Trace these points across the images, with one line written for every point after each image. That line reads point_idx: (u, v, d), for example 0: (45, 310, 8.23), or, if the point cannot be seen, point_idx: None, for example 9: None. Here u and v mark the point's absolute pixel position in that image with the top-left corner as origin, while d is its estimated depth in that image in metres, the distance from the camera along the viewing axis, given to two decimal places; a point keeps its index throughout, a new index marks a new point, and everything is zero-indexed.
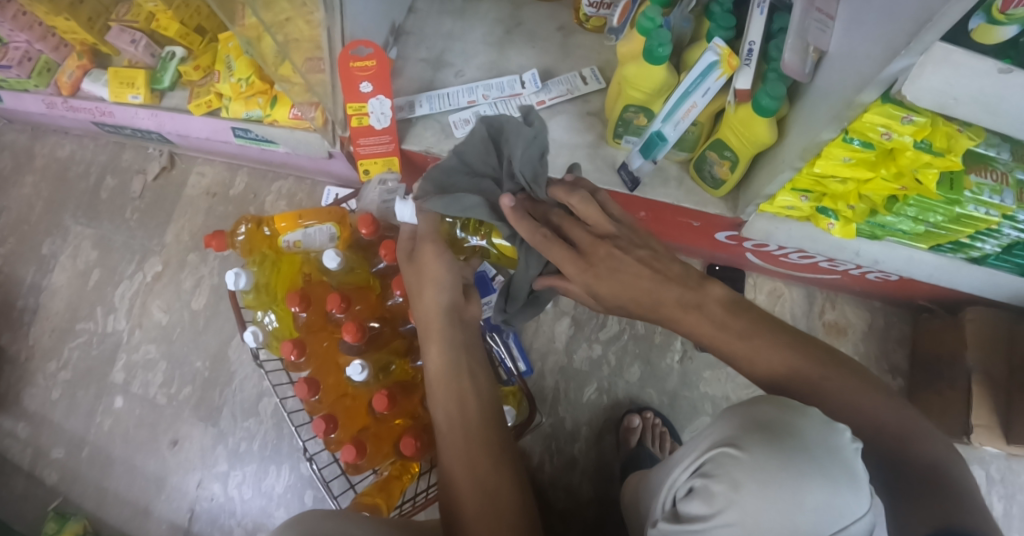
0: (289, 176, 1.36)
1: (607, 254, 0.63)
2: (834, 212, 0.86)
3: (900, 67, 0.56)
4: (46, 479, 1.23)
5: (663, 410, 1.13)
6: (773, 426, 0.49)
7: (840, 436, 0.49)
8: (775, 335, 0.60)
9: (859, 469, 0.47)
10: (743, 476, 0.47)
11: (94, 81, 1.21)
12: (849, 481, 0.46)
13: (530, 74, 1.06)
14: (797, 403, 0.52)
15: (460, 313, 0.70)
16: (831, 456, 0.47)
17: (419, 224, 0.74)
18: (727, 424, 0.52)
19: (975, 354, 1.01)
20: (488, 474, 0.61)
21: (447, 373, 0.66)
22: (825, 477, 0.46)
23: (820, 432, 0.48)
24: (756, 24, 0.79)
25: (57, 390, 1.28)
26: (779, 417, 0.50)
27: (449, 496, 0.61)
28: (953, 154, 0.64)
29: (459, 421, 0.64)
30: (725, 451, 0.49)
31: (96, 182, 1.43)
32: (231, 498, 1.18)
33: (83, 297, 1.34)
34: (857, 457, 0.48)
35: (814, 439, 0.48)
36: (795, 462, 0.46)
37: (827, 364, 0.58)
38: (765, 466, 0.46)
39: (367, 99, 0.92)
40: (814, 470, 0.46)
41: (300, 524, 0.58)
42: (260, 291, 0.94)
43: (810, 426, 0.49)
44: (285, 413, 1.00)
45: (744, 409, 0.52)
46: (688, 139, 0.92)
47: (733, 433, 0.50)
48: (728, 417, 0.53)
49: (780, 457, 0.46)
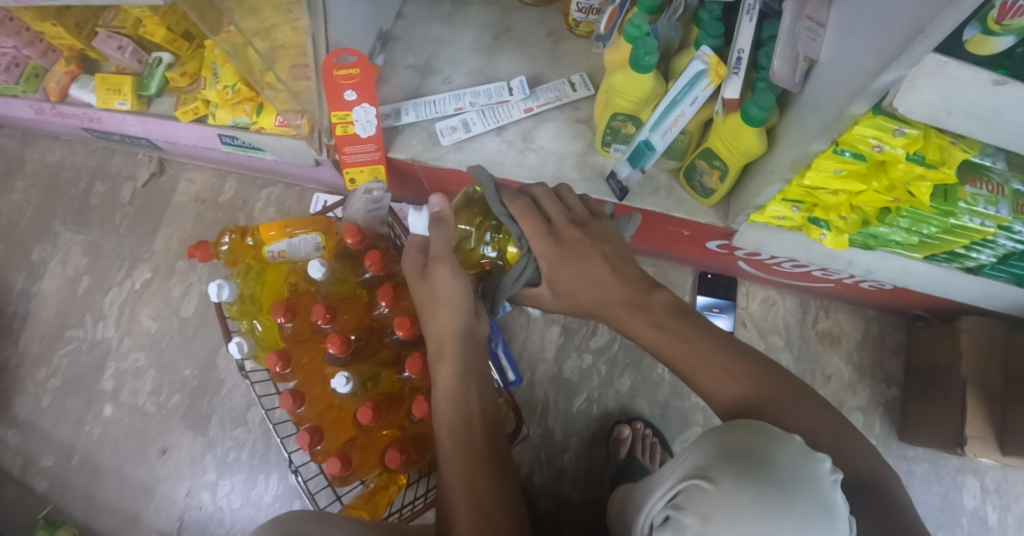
0: (278, 183, 1.35)
1: (576, 239, 0.66)
2: (826, 223, 0.84)
3: (891, 80, 0.54)
4: (36, 488, 1.22)
5: (654, 420, 1.12)
6: (747, 456, 0.48)
7: (817, 465, 0.47)
8: (729, 351, 0.60)
9: (836, 500, 0.46)
10: (710, 509, 0.46)
11: (81, 88, 1.20)
12: (821, 515, 0.45)
13: (518, 81, 1.05)
14: (775, 430, 0.50)
15: (471, 334, 0.70)
16: (802, 488, 0.45)
17: (433, 240, 0.70)
18: (700, 452, 0.50)
19: (970, 365, 0.99)
20: (487, 492, 0.59)
21: (454, 390, 0.66)
22: (795, 517, 0.44)
23: (794, 461, 0.47)
24: (744, 31, 0.77)
25: (47, 398, 1.28)
26: (753, 447, 0.48)
27: (444, 513, 0.59)
28: (947, 167, 0.63)
29: (461, 438, 0.63)
30: (697, 483, 0.48)
31: (86, 188, 1.42)
32: (220, 507, 1.18)
33: (73, 305, 1.33)
34: (836, 489, 0.47)
35: (788, 469, 0.46)
36: (767, 496, 0.45)
37: (778, 388, 0.57)
38: (733, 502, 0.45)
39: (352, 107, 0.91)
40: (786, 507, 0.45)
41: (279, 526, 0.58)
42: (245, 301, 0.94)
43: (785, 456, 0.47)
44: (271, 424, 0.99)
45: (719, 436, 0.51)
46: (677, 148, 0.91)
47: (704, 463, 0.49)
48: (703, 443, 0.51)
49: (750, 491, 0.45)
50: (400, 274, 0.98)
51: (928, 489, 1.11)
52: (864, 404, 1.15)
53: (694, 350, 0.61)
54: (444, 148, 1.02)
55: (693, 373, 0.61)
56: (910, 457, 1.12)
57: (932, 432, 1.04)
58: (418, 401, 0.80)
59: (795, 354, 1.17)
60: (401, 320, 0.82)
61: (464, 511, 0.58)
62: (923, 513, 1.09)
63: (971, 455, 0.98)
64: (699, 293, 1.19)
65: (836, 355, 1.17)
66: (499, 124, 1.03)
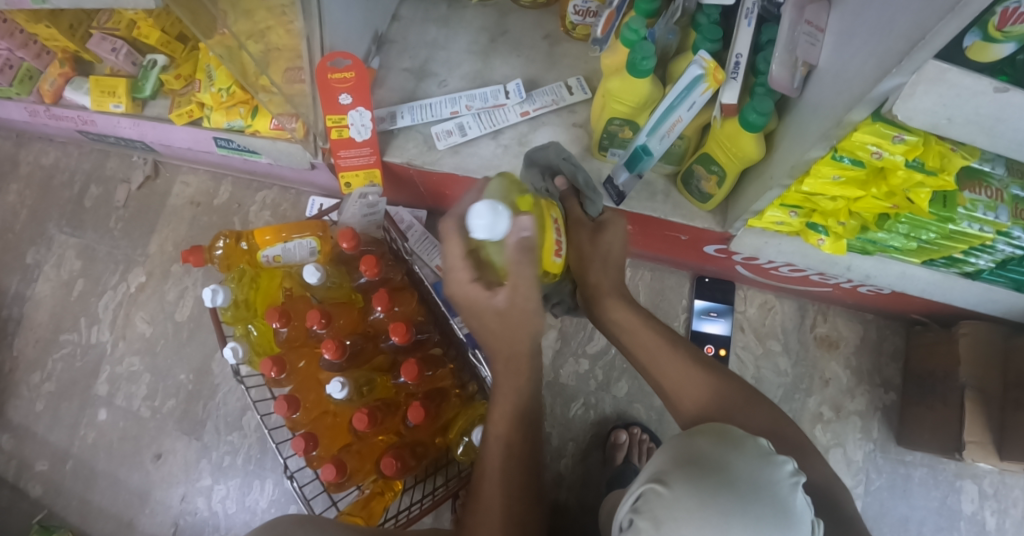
0: (273, 186, 1.34)
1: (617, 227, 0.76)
2: (824, 228, 0.83)
3: (890, 87, 0.53)
4: (30, 492, 1.22)
5: (651, 425, 1.12)
6: (703, 461, 0.48)
7: (777, 469, 0.48)
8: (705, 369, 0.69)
9: (794, 505, 0.45)
10: (663, 514, 0.45)
11: (75, 90, 1.19)
12: (777, 519, 0.44)
13: (514, 85, 1.04)
14: (735, 438, 0.51)
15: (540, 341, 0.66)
16: (755, 492, 0.45)
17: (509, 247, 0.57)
18: (660, 458, 0.51)
19: (969, 370, 0.98)
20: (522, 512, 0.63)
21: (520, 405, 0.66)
22: (747, 524, 0.43)
23: (750, 467, 0.47)
24: (743, 35, 0.77)
25: (40, 402, 1.27)
26: (712, 454, 0.48)
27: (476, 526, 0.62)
28: (947, 174, 0.63)
29: (514, 451, 0.65)
30: (652, 487, 0.48)
31: (80, 191, 1.41)
32: (216, 513, 1.17)
33: (67, 309, 1.32)
34: (794, 491, 0.46)
35: (743, 474, 0.46)
36: (720, 498, 0.44)
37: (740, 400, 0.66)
38: (685, 504, 0.44)
39: (347, 111, 0.90)
40: (737, 511, 0.43)
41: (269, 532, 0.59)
42: (239, 306, 0.93)
43: (742, 462, 0.47)
44: (266, 429, 0.97)
45: (681, 442, 0.52)
46: (675, 152, 0.91)
47: (662, 468, 0.49)
48: (663, 451, 0.52)
49: (702, 492, 0.45)
50: (396, 279, 0.98)
51: (927, 494, 1.10)
52: (862, 409, 1.15)
53: (665, 358, 0.71)
54: (440, 151, 1.02)
55: (663, 377, 0.71)
56: (908, 462, 1.12)
57: (931, 438, 1.04)
58: (413, 408, 0.80)
59: (792, 358, 1.17)
60: (396, 325, 0.82)
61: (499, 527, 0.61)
62: (919, 517, 1.09)
63: (970, 460, 0.97)
64: (696, 298, 1.19)
65: (834, 360, 1.17)
66: (495, 128, 1.02)
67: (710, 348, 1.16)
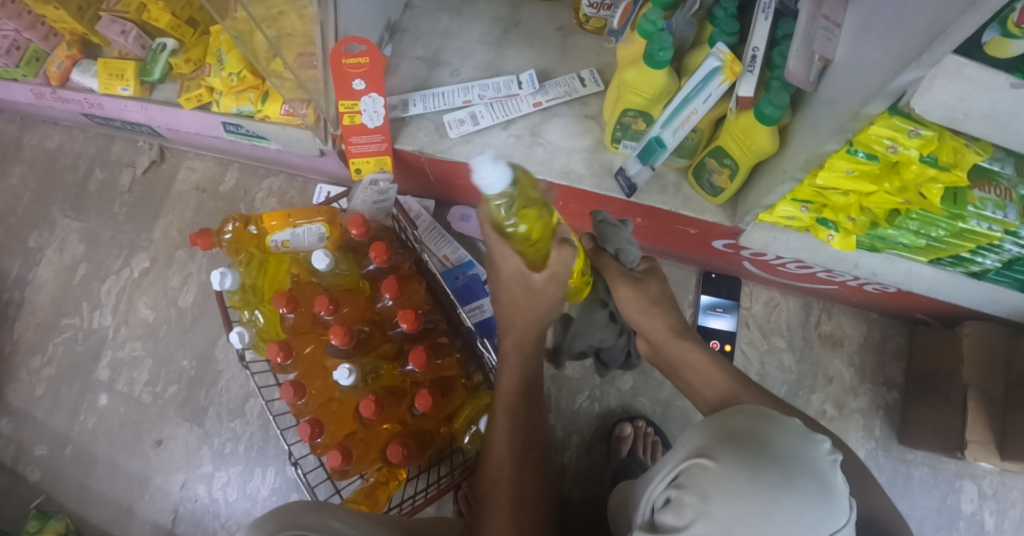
0: (281, 173, 1.34)
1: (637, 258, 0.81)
2: (834, 224, 0.85)
3: (909, 80, 0.53)
4: (29, 477, 1.21)
5: (655, 419, 1.12)
6: (748, 438, 0.48)
7: (817, 447, 0.48)
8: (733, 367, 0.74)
9: (836, 481, 0.46)
10: (710, 487, 0.46)
11: (82, 73, 1.17)
12: (822, 493, 0.45)
13: (528, 75, 1.04)
14: (774, 415, 0.51)
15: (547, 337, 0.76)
16: (800, 466, 0.46)
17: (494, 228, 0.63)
18: (699, 435, 0.52)
19: (971, 370, 0.99)
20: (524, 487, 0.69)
21: (517, 388, 0.73)
22: (795, 497, 0.44)
23: (794, 443, 0.48)
24: (760, 29, 0.76)
25: (41, 386, 1.26)
26: (751, 429, 0.49)
27: (486, 493, 0.70)
28: (960, 170, 0.62)
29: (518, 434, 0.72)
30: (698, 462, 0.48)
31: (85, 174, 1.40)
32: (216, 500, 1.16)
33: (69, 293, 1.31)
34: (835, 469, 0.47)
35: (787, 449, 0.47)
36: (765, 472, 0.45)
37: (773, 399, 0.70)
38: (733, 476, 0.45)
39: (360, 96, 0.90)
40: (786, 487, 0.44)
41: (274, 518, 0.51)
42: (247, 291, 0.92)
43: (784, 437, 0.48)
44: (271, 414, 0.90)
45: (717, 421, 0.52)
46: (687, 145, 0.92)
47: (705, 444, 0.50)
48: (703, 428, 0.53)
49: (748, 466, 0.45)
50: (403, 267, 0.98)
51: (927, 493, 1.11)
52: (864, 407, 1.15)
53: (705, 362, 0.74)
54: (452, 140, 1.02)
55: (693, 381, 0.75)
56: (909, 460, 1.13)
57: (932, 436, 1.04)
58: (421, 395, 0.79)
59: (797, 355, 1.18)
60: (405, 313, 0.82)
61: (503, 496, 0.68)
62: (920, 516, 1.09)
63: (971, 459, 0.97)
64: (702, 293, 1.19)
65: (838, 357, 1.18)
66: (507, 118, 1.02)
67: (715, 344, 1.16)
